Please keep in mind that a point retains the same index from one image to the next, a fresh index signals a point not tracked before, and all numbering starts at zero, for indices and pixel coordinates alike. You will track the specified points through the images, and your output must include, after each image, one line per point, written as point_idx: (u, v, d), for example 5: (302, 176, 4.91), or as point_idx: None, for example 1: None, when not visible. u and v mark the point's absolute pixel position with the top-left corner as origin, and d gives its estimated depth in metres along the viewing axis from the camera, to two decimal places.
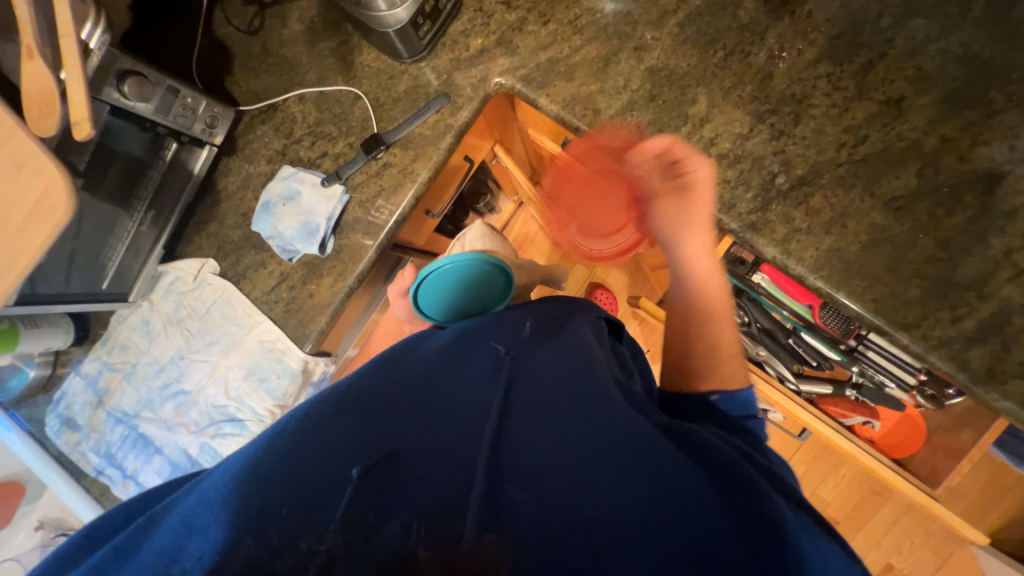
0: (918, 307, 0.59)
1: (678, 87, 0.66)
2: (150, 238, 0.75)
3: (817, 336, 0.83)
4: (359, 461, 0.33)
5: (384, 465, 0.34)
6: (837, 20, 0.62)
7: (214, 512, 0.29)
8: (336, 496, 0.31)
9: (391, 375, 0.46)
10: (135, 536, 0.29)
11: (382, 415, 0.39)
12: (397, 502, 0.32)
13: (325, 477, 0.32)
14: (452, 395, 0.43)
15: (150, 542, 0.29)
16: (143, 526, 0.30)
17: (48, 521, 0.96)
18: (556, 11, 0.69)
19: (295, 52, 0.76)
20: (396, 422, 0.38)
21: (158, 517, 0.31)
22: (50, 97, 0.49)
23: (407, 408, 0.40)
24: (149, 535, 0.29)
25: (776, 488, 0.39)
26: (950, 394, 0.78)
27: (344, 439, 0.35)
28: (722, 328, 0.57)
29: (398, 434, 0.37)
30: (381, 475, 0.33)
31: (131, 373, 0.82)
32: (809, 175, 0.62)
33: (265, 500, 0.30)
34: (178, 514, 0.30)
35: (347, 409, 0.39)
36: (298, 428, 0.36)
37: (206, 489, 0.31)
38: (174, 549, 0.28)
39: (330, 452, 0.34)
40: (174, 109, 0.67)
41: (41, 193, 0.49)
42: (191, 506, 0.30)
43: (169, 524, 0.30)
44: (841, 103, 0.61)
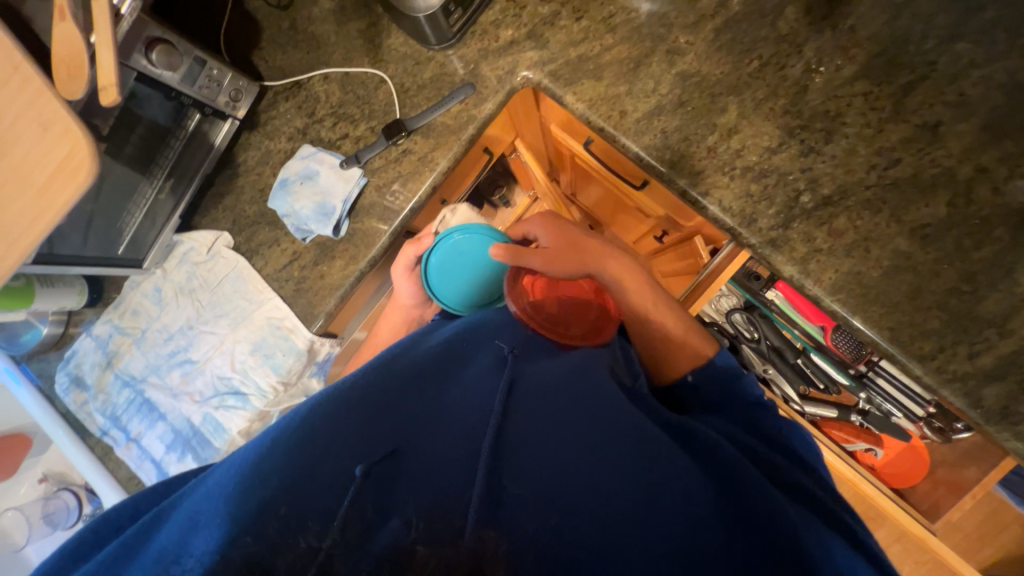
0: (936, 337, 0.58)
1: (709, 95, 0.64)
2: (168, 206, 0.76)
3: (826, 358, 0.82)
4: (363, 461, 0.34)
5: (387, 463, 0.35)
6: (880, 38, 0.60)
7: (219, 507, 0.30)
8: (339, 494, 0.32)
9: (395, 368, 0.46)
10: (144, 530, 0.31)
11: (385, 411, 0.39)
12: (397, 499, 0.33)
13: (330, 474, 0.33)
14: (456, 396, 0.43)
15: (155, 539, 0.30)
16: (150, 523, 0.31)
17: (53, 474, 1.00)
18: (591, 7, 0.68)
19: (323, 30, 0.76)
20: (399, 419, 0.39)
21: (164, 513, 0.32)
22: (79, 59, 0.49)
23: (410, 405, 0.41)
24: (156, 531, 0.31)
25: (786, 506, 0.38)
26: (960, 430, 0.77)
27: (348, 436, 0.36)
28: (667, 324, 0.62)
29: (401, 431, 0.38)
30: (383, 473, 0.34)
31: (140, 338, 0.83)
32: (835, 196, 0.61)
33: (268, 496, 0.31)
34: (185, 509, 0.32)
35: (350, 403, 0.39)
36: (300, 422, 0.37)
37: (211, 487, 0.33)
38: (179, 547, 0.29)
39: (334, 447, 0.35)
40: (200, 80, 0.67)
41: (65, 155, 0.50)
42: (197, 503, 0.32)
43: (174, 522, 0.31)
44: (875, 123, 0.60)
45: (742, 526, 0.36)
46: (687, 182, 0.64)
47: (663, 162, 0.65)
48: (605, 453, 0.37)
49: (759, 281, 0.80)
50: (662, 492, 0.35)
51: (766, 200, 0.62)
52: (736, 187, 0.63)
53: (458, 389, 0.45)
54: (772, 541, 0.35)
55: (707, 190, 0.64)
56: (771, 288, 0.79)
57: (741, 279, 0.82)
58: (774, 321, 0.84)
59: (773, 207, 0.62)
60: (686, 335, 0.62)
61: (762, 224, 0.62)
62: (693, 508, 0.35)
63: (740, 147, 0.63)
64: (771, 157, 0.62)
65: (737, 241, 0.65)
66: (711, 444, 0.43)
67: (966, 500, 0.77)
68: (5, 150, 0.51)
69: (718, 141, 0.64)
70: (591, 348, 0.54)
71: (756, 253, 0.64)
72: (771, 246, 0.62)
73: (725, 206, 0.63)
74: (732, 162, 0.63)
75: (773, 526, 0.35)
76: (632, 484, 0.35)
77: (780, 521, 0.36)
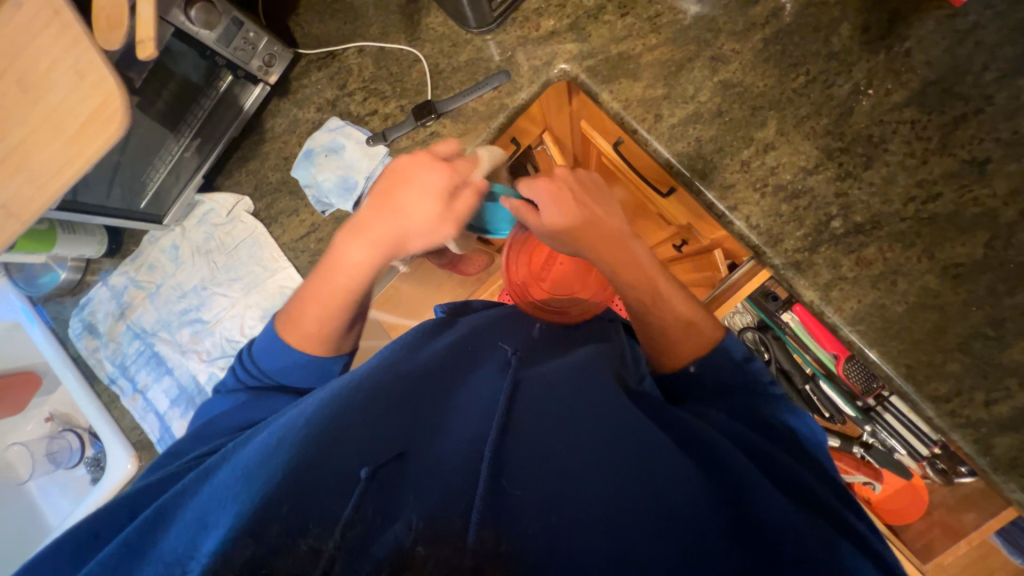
0: (954, 381, 0.57)
1: (749, 107, 0.62)
2: (193, 165, 0.76)
3: (836, 388, 0.80)
4: (368, 463, 0.35)
5: (393, 466, 0.36)
6: (936, 65, 0.58)
7: (228, 509, 0.32)
8: (343, 493, 0.32)
9: (399, 368, 0.47)
10: (151, 529, 0.32)
11: (389, 410, 0.41)
12: (401, 503, 0.33)
13: (335, 474, 0.34)
14: (461, 403, 0.44)
15: (162, 544, 0.31)
16: (151, 524, 0.33)
17: (58, 414, 1.03)
18: (638, 4, 0.66)
19: (363, 2, 0.75)
20: (403, 420, 0.40)
21: (166, 513, 0.34)
22: (119, 10, 0.49)
23: (414, 408, 0.42)
24: (164, 533, 0.32)
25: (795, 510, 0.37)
26: (964, 473, 0.75)
27: (353, 439, 0.37)
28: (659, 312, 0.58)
29: (409, 435, 0.39)
30: (392, 474, 0.35)
31: (154, 293, 0.84)
32: (868, 224, 0.59)
33: (270, 497, 0.32)
34: (191, 510, 0.33)
35: (354, 405, 0.40)
36: (306, 426, 0.38)
37: (217, 488, 0.35)
38: (189, 548, 0.30)
39: (343, 448, 0.36)
40: (235, 42, 0.67)
41: (98, 105, 0.50)
42: (203, 506, 0.33)
43: (183, 523, 0.33)
44: (920, 154, 0.57)
45: (752, 537, 0.34)
46: (716, 196, 0.63)
47: (695, 172, 0.63)
48: (606, 458, 0.37)
49: (775, 302, 0.79)
50: (669, 498, 0.34)
51: (795, 220, 0.61)
52: (766, 205, 0.62)
53: (464, 396, 0.45)
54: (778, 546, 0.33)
55: (735, 205, 0.62)
56: (788, 310, 0.78)
57: (758, 298, 0.81)
58: (786, 344, 0.83)
59: (801, 228, 0.61)
60: (683, 328, 0.57)
61: (788, 245, 0.61)
62: (700, 512, 0.34)
63: (775, 164, 0.61)
64: (805, 177, 0.61)
65: (760, 259, 0.63)
66: (721, 446, 0.41)
67: (961, 545, 0.76)
68: (40, 94, 0.51)
69: (754, 155, 0.62)
70: (594, 350, 0.53)
71: (777, 274, 0.63)
72: (795, 269, 0.61)
73: (752, 223, 0.62)
74: (765, 178, 0.62)
75: (784, 540, 0.34)
76: (635, 490, 0.34)
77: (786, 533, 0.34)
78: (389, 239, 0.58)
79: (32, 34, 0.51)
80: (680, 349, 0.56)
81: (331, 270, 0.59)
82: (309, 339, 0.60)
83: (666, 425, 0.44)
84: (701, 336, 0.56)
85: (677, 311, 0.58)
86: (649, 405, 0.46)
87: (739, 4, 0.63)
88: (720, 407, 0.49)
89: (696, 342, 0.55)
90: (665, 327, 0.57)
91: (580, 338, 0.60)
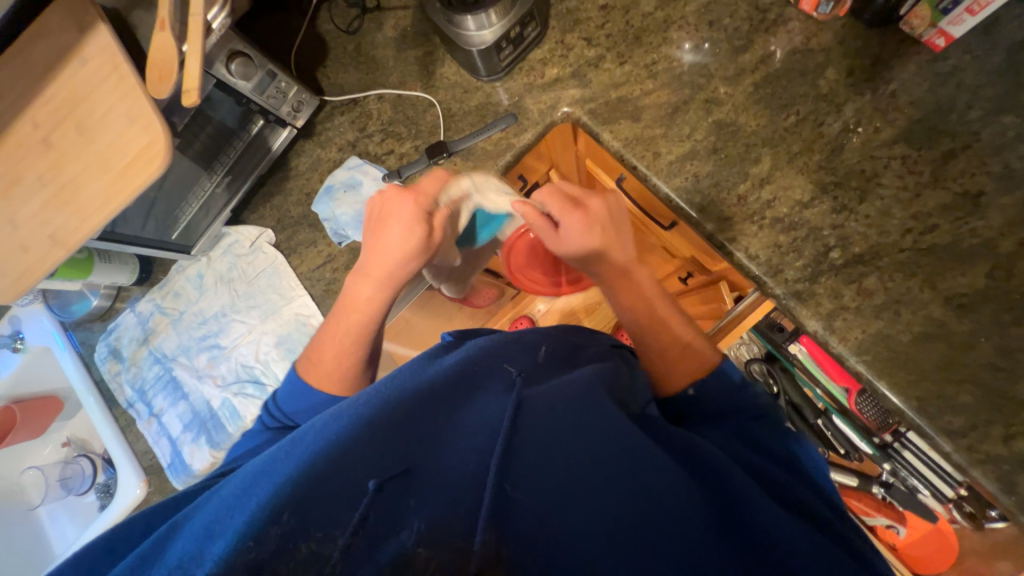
0: (968, 414, 0.55)
1: (743, 145, 0.65)
2: (222, 200, 0.82)
3: (850, 423, 0.79)
4: (375, 476, 0.36)
5: (398, 480, 0.37)
6: (922, 104, 0.60)
7: (234, 520, 0.33)
8: (349, 505, 0.34)
9: (403, 384, 0.47)
10: (161, 542, 0.33)
11: (395, 425, 0.42)
12: (404, 513, 0.35)
13: (341, 486, 0.35)
14: (465, 420, 0.45)
15: (171, 549, 0.33)
16: (167, 533, 0.34)
17: (75, 439, 1.05)
18: (635, 53, 0.71)
19: (384, 55, 0.82)
20: (409, 435, 0.41)
21: (178, 525, 0.35)
22: (170, 64, 0.55)
23: (419, 423, 0.43)
24: (172, 541, 0.34)
25: (797, 530, 0.37)
26: (994, 517, 0.70)
27: (359, 449, 0.38)
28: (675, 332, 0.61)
29: (413, 451, 0.40)
30: (393, 490, 0.36)
31: (177, 320, 0.88)
32: (866, 255, 0.60)
33: (274, 505, 0.33)
34: (198, 520, 0.35)
35: (362, 420, 0.41)
36: (316, 440, 0.40)
37: (226, 498, 0.36)
38: (195, 554, 0.31)
39: (348, 462, 0.37)
40: (268, 91, 0.73)
41: (146, 145, 0.56)
42: (212, 515, 0.34)
43: (189, 532, 0.34)
44: (913, 187, 0.59)
45: (740, 551, 0.35)
46: (715, 227, 0.65)
47: (692, 205, 0.66)
48: (602, 472, 0.38)
49: (782, 333, 0.79)
50: (663, 513, 0.35)
51: (794, 251, 0.62)
52: (764, 236, 0.63)
53: (468, 416, 0.46)
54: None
55: (734, 236, 0.64)
56: (794, 342, 0.78)
57: (764, 329, 0.81)
58: (796, 376, 0.83)
59: (801, 259, 0.62)
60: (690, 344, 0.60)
61: (788, 275, 0.62)
62: (693, 525, 0.35)
63: (771, 198, 0.64)
64: (801, 211, 0.63)
65: (761, 289, 0.64)
66: (716, 465, 0.42)
67: None
68: (96, 135, 0.57)
69: (750, 189, 0.65)
70: (596, 369, 0.52)
71: (780, 304, 0.64)
72: (796, 299, 0.61)
73: (751, 253, 0.63)
74: (762, 212, 0.64)
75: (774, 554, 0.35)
76: (627, 506, 0.36)
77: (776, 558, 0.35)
78: (389, 270, 0.62)
79: (93, 83, 0.57)
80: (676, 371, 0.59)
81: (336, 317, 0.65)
82: (332, 380, 0.61)
83: (670, 442, 0.44)
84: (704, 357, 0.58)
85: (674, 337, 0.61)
86: (651, 426, 0.47)
87: (730, 52, 0.68)
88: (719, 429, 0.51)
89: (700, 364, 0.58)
90: (669, 348, 0.60)
91: (582, 357, 0.61)
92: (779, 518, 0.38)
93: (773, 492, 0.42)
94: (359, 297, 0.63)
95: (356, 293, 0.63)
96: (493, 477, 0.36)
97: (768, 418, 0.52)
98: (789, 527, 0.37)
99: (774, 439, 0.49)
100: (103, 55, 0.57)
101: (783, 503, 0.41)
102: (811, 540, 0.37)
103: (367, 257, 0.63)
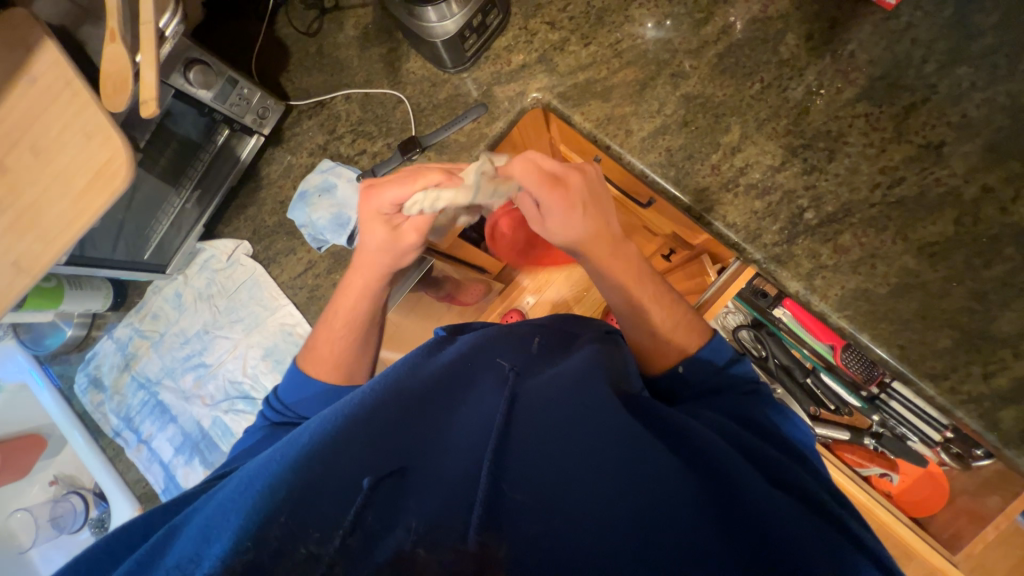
0: (948, 356, 0.58)
1: (713, 115, 0.66)
2: (194, 215, 0.80)
3: (838, 379, 0.82)
4: (371, 473, 0.36)
5: (394, 478, 0.37)
6: (879, 62, 0.61)
7: (231, 520, 0.32)
8: (346, 505, 0.34)
9: (397, 380, 0.46)
10: (160, 544, 0.33)
11: (388, 424, 0.41)
12: (402, 512, 0.35)
13: (338, 487, 0.35)
14: (460, 419, 0.45)
15: (170, 552, 0.32)
16: (164, 538, 0.33)
17: (63, 477, 1.01)
18: (599, 33, 0.71)
19: (347, 55, 0.81)
20: (402, 434, 0.41)
21: (177, 529, 0.34)
22: (124, 75, 0.53)
23: (413, 421, 0.42)
24: (169, 546, 0.33)
25: (796, 506, 0.38)
26: (980, 456, 0.73)
27: (352, 450, 0.37)
28: (656, 314, 0.61)
29: (409, 448, 0.40)
30: (392, 487, 0.36)
31: (158, 342, 0.87)
32: (839, 213, 0.61)
33: (274, 506, 0.33)
34: (196, 522, 0.34)
35: (356, 416, 0.41)
36: (309, 440, 0.38)
37: (222, 500, 0.35)
38: (193, 555, 0.31)
39: (343, 462, 0.36)
40: (230, 99, 0.72)
41: (106, 161, 0.54)
42: (208, 517, 0.34)
43: (187, 535, 0.33)
44: (878, 143, 0.61)
45: (735, 534, 0.34)
46: (692, 199, 0.66)
47: (668, 179, 0.67)
48: (596, 457, 0.38)
49: (766, 299, 0.81)
50: (660, 496, 0.35)
51: (770, 216, 0.64)
52: (740, 204, 0.65)
53: (464, 410, 0.46)
54: (775, 551, 0.32)
55: (711, 207, 0.66)
56: (778, 306, 0.80)
57: (748, 296, 0.83)
58: (782, 339, 0.85)
59: (777, 223, 0.64)
60: (674, 325, 0.60)
61: (766, 240, 0.64)
62: (689, 507, 0.35)
63: (744, 165, 0.65)
64: (774, 175, 0.64)
65: (742, 256, 0.66)
66: (705, 440, 0.42)
67: (988, 531, 0.74)
68: (53, 156, 0.55)
69: (723, 159, 0.66)
70: (589, 356, 0.53)
71: (760, 268, 0.66)
72: (777, 262, 0.63)
73: (729, 222, 0.65)
74: (736, 179, 0.65)
75: (772, 536, 0.34)
76: (623, 490, 0.35)
77: (772, 529, 0.34)
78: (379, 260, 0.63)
79: (45, 101, 0.55)
80: (662, 354, 0.59)
81: (341, 299, 0.67)
82: (327, 365, 0.64)
83: (670, 424, 0.44)
84: (688, 338, 0.59)
85: (663, 322, 0.61)
86: (650, 410, 0.46)
87: (692, 25, 0.68)
88: (715, 410, 0.51)
89: (684, 344, 0.59)
90: (653, 330, 0.60)
91: (578, 339, 0.61)
92: (775, 499, 0.37)
93: (771, 471, 0.42)
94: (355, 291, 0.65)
95: (352, 284, 0.65)
96: (487, 473, 0.35)
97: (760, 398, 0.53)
98: (782, 504, 0.37)
99: (762, 414, 0.50)
100: (53, 73, 0.55)
101: (778, 481, 0.41)
102: (804, 513, 0.37)
103: (361, 252, 0.64)
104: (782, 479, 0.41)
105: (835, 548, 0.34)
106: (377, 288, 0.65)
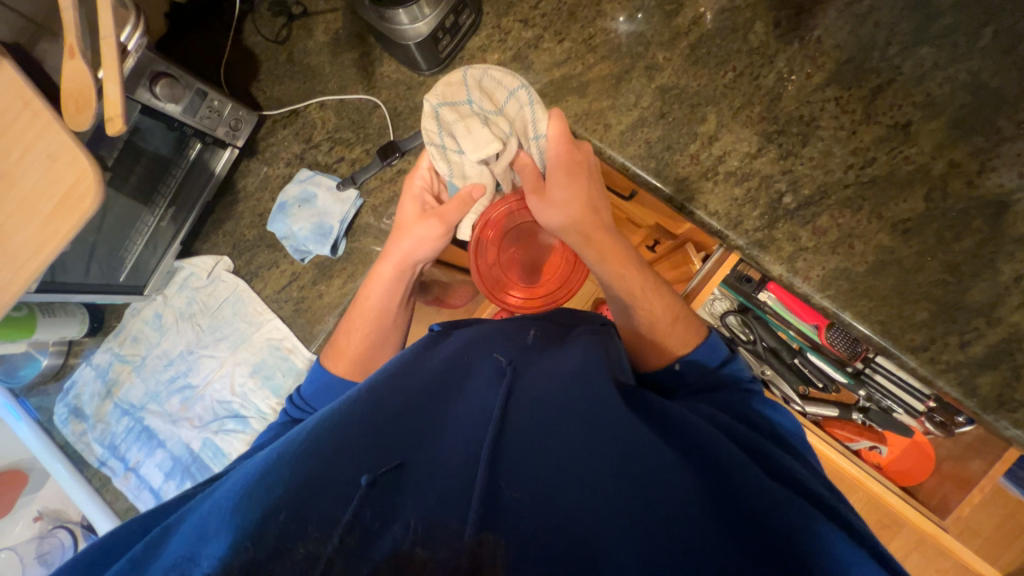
0: (926, 329, 0.60)
1: (689, 106, 0.67)
2: (169, 233, 0.79)
3: (823, 357, 0.84)
4: (369, 470, 0.35)
5: (393, 474, 0.36)
6: (846, 46, 0.62)
7: (225, 520, 0.32)
8: (345, 503, 0.33)
9: (396, 381, 0.46)
10: (155, 545, 0.32)
11: (384, 422, 0.40)
12: (400, 509, 0.33)
13: (336, 485, 0.34)
14: (457, 414, 0.44)
15: (167, 551, 0.32)
16: (159, 538, 0.33)
17: (48, 511, 0.95)
18: (573, 29, 0.71)
19: (319, 61, 0.79)
20: (399, 431, 0.40)
21: (172, 527, 0.34)
22: (87, 94, 0.51)
23: (410, 420, 0.42)
24: (165, 546, 0.32)
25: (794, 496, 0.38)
26: (961, 423, 0.77)
27: (350, 449, 0.37)
28: (654, 307, 0.61)
29: (408, 445, 0.39)
30: (391, 482, 0.35)
31: (140, 365, 0.85)
32: (816, 195, 0.63)
33: (271, 504, 0.33)
34: (192, 523, 0.33)
35: (353, 418, 0.40)
36: (309, 441, 0.38)
37: (217, 501, 0.35)
38: (192, 555, 0.31)
39: (342, 461, 0.36)
40: (201, 112, 0.70)
41: (73, 182, 0.52)
42: (204, 516, 0.34)
43: (183, 534, 0.33)
44: (849, 125, 0.62)
45: (733, 526, 0.34)
46: (673, 189, 0.68)
47: (648, 171, 0.68)
48: (594, 451, 0.38)
49: (751, 283, 0.83)
50: (658, 485, 0.35)
51: (750, 202, 0.65)
52: (721, 191, 0.66)
53: (460, 406, 0.45)
54: (773, 544, 0.33)
55: (692, 196, 0.67)
56: (764, 290, 0.82)
57: (734, 283, 0.85)
58: (768, 322, 0.86)
59: (757, 209, 0.65)
60: (673, 321, 0.61)
61: (748, 226, 0.65)
62: (684, 496, 0.35)
63: (722, 153, 0.66)
64: (751, 161, 0.65)
65: (725, 243, 0.68)
66: (698, 431, 0.42)
67: (975, 494, 0.78)
68: (14, 181, 0.53)
69: (701, 148, 0.67)
70: (586, 350, 0.53)
71: (744, 254, 0.67)
72: (758, 247, 0.65)
73: (711, 210, 0.66)
74: (715, 167, 0.66)
75: (769, 528, 0.34)
76: (623, 481, 0.35)
77: (767, 515, 0.35)
78: (400, 252, 0.64)
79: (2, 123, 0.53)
80: (660, 347, 0.60)
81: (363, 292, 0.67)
82: (344, 361, 0.65)
83: (669, 416, 0.45)
84: (687, 334, 0.59)
85: (665, 312, 0.61)
86: (649, 403, 0.46)
87: (664, 17, 0.68)
88: (708, 403, 0.52)
89: (685, 337, 0.59)
90: (655, 324, 0.60)
91: (572, 333, 0.61)
92: (767, 484, 0.38)
93: (767, 464, 0.42)
94: (380, 282, 0.65)
95: (378, 278, 0.65)
96: (486, 468, 0.34)
97: (748, 389, 0.54)
98: (776, 490, 0.37)
99: (759, 405, 0.51)
100: (11, 92, 0.53)
101: (775, 473, 0.42)
102: (796, 497, 0.38)
103: (391, 243, 0.64)
104: (773, 465, 0.42)
105: (824, 528, 0.35)
106: (405, 281, 0.65)
